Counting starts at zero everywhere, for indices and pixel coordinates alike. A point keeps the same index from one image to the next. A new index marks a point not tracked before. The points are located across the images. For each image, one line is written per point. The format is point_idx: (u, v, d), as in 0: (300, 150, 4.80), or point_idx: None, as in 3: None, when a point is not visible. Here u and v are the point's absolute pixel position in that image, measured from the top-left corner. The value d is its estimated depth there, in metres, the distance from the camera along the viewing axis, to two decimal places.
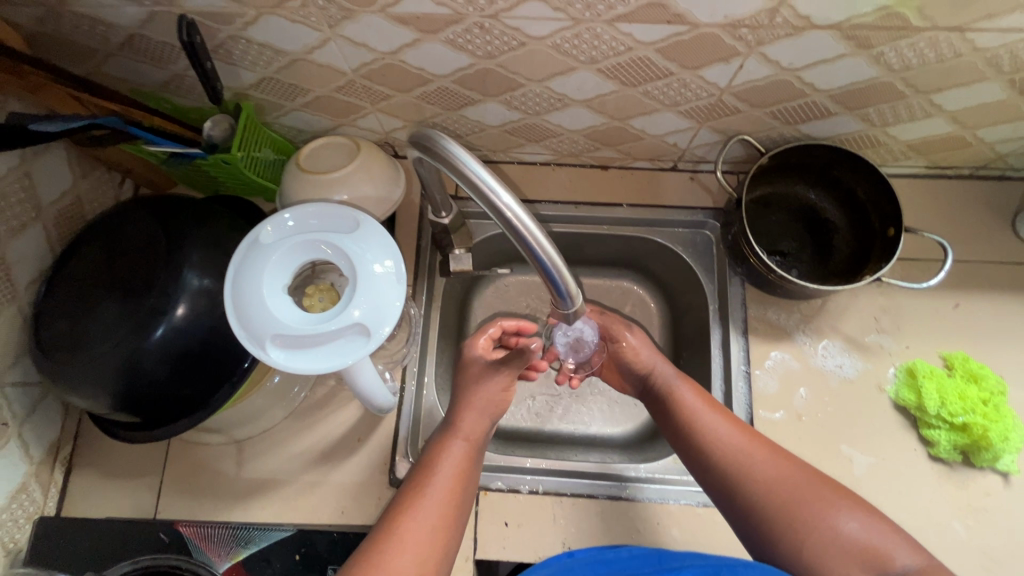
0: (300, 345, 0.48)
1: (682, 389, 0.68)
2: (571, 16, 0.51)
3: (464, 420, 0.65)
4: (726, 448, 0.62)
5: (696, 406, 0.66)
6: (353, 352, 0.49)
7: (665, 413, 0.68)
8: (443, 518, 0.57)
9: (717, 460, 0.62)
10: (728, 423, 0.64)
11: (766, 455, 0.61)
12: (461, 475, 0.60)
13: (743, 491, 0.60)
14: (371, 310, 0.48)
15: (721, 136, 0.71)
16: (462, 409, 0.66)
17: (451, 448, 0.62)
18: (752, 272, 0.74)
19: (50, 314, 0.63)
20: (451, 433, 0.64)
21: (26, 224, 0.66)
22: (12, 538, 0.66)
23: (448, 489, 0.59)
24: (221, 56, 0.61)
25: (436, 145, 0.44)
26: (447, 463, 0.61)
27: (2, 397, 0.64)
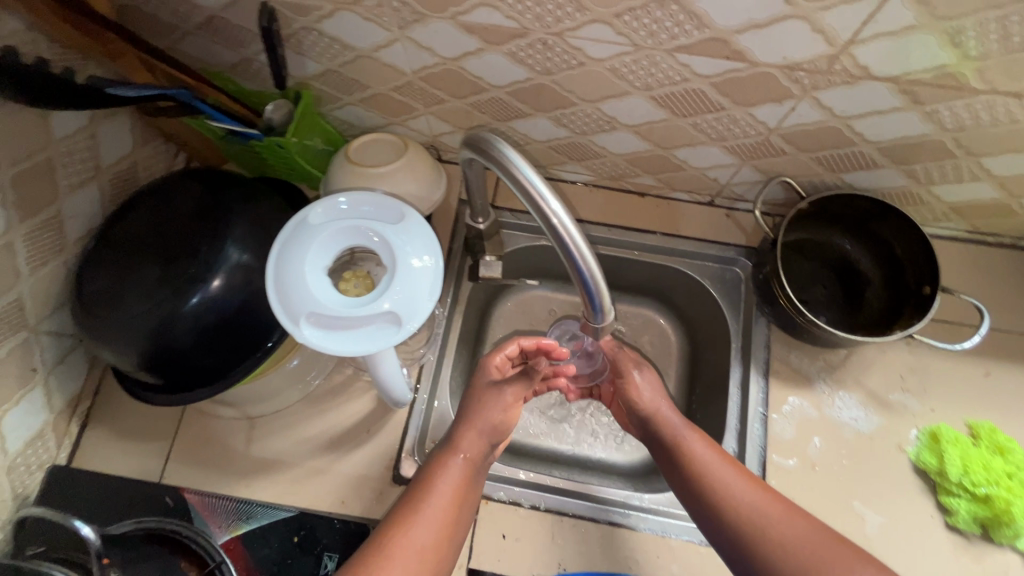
0: (333, 325, 0.49)
1: (693, 440, 0.66)
2: (633, 42, 0.53)
3: (465, 438, 0.65)
4: (740, 506, 0.61)
5: (708, 460, 0.64)
6: (381, 340, 0.49)
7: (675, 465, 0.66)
8: (440, 531, 0.59)
9: (727, 517, 0.61)
10: (741, 481, 0.62)
11: (781, 514, 0.60)
12: (458, 494, 0.62)
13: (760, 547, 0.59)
14: (404, 302, 0.49)
15: (763, 176, 0.72)
16: (464, 427, 0.66)
17: (451, 466, 0.63)
18: (780, 315, 0.73)
19: (93, 269, 0.66)
20: (452, 450, 0.65)
21: (84, 183, 0.69)
22: (22, 482, 0.67)
23: (442, 511, 0.60)
24: (292, 45, 0.64)
25: (492, 148, 0.45)
26: (444, 485, 0.62)
27: (36, 343, 0.66)
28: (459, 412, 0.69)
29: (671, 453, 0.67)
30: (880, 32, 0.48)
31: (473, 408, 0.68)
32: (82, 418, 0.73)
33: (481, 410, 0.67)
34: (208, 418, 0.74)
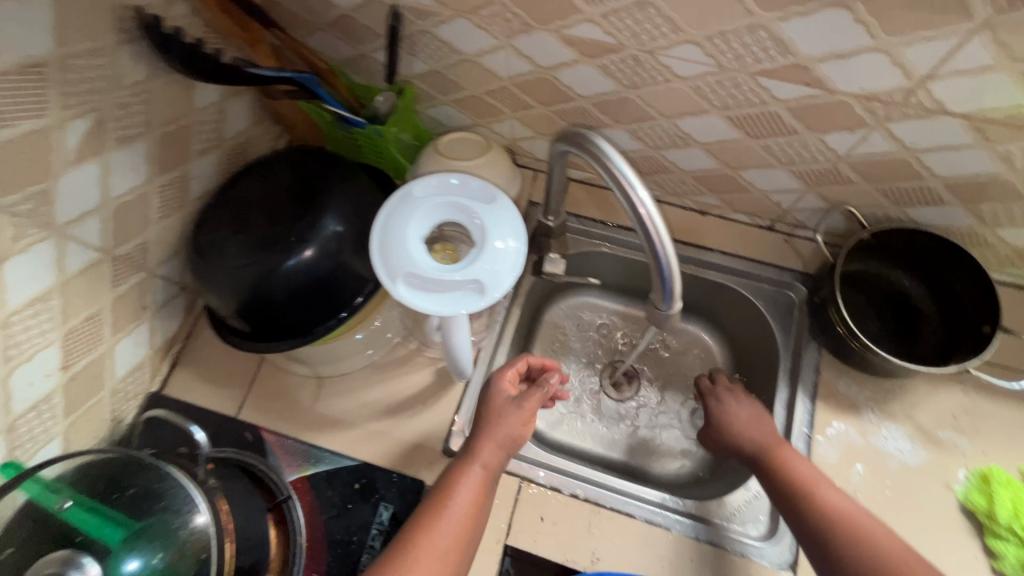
0: (422, 285, 0.54)
1: (792, 453, 0.68)
2: (719, 63, 0.58)
3: (483, 448, 0.66)
4: (844, 522, 0.62)
5: (809, 475, 0.66)
6: (460, 307, 0.55)
7: (772, 477, 0.67)
8: (457, 540, 0.60)
9: (833, 535, 0.61)
10: (843, 502, 0.63)
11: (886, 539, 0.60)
12: (478, 501, 0.63)
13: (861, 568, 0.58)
14: (490, 272, 0.55)
15: (826, 204, 0.75)
16: (482, 437, 0.67)
17: (469, 475, 0.64)
18: (832, 339, 0.75)
19: (208, 225, 0.74)
20: (471, 459, 0.65)
21: (208, 150, 0.78)
22: (119, 406, 0.75)
23: (462, 519, 0.61)
24: (407, 45, 0.72)
25: (587, 142, 0.50)
26: (463, 492, 0.63)
27: (151, 284, 0.75)
28: (476, 424, 0.69)
29: (768, 464, 0.68)
30: (958, 69, 0.52)
31: (491, 419, 0.68)
32: (173, 358, 0.81)
33: (494, 424, 0.68)
34: (282, 372, 0.81)
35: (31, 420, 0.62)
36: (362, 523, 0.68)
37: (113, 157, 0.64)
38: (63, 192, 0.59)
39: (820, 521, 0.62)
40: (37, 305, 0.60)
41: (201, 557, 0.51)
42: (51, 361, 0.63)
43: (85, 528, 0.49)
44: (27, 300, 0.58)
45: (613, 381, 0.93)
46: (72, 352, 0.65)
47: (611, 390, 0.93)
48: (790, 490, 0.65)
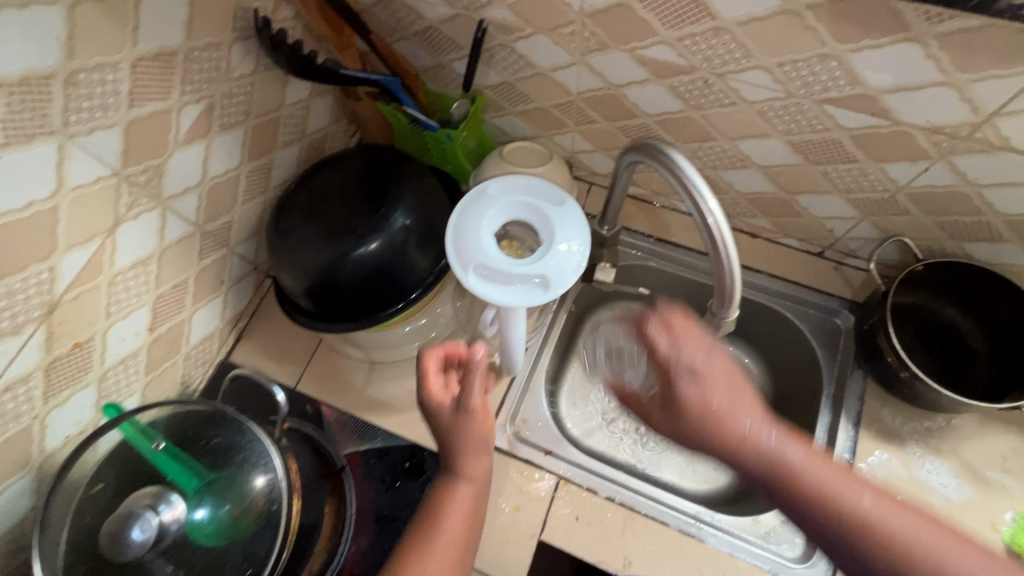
0: (491, 275, 0.58)
1: (820, 468, 0.46)
2: (787, 89, 0.61)
3: (467, 463, 0.61)
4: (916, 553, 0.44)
5: (842, 490, 0.46)
6: (526, 299, 0.58)
7: (795, 501, 0.47)
8: (453, 562, 0.58)
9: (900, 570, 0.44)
10: (905, 524, 0.44)
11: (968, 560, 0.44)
12: (470, 520, 0.60)
13: None
14: (555, 270, 0.58)
15: (880, 234, 0.76)
16: (462, 453, 0.60)
17: (458, 495, 0.60)
18: (879, 369, 0.74)
19: (287, 210, 0.80)
20: (455, 477, 0.61)
21: (291, 142, 0.85)
22: (189, 372, 0.80)
23: (449, 554, 0.57)
24: (485, 57, 0.77)
25: (659, 153, 0.54)
26: (454, 515, 0.60)
27: (230, 261, 0.81)
28: (441, 438, 0.61)
29: (784, 486, 0.46)
30: None
31: (454, 430, 0.59)
32: (238, 332, 0.87)
33: (461, 441, 0.60)
34: (338, 354, 0.85)
35: (118, 373, 0.68)
36: (409, 502, 0.71)
37: (215, 141, 0.70)
38: (172, 169, 0.66)
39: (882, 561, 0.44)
40: (138, 268, 0.66)
41: (272, 510, 0.54)
42: (141, 321, 0.69)
43: (170, 473, 0.54)
44: (131, 262, 0.65)
45: None
46: (159, 315, 0.71)
47: None
48: (834, 529, 0.45)
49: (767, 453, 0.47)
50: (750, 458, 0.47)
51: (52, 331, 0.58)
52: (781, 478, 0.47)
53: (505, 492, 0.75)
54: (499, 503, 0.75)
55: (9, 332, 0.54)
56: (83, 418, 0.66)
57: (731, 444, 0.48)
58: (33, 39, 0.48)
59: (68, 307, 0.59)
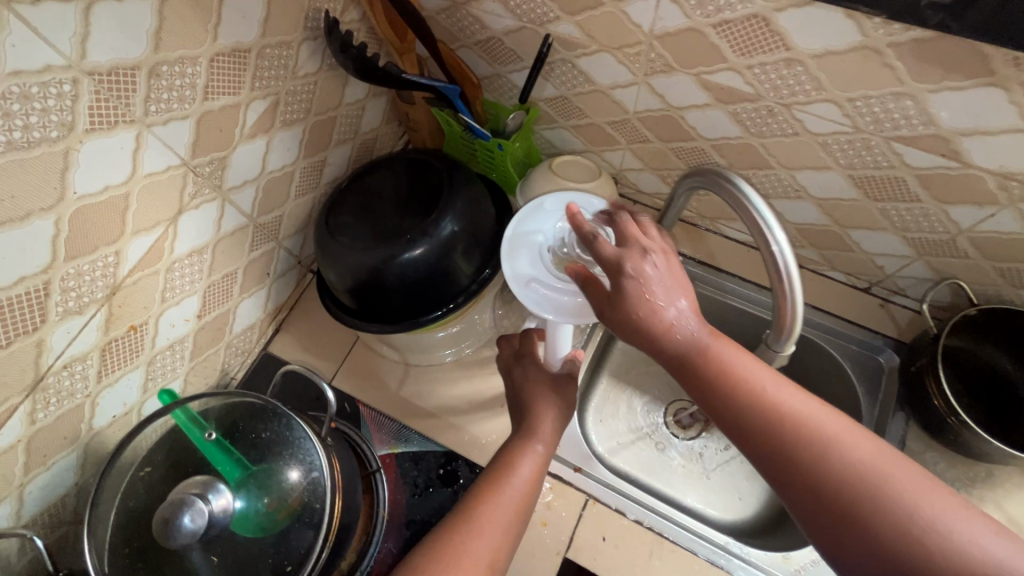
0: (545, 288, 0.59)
1: (815, 412, 0.46)
2: (855, 124, 0.60)
3: (544, 420, 0.64)
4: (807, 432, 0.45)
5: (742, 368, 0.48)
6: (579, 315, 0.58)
7: (698, 377, 0.49)
8: (517, 515, 0.56)
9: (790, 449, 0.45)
10: (909, 480, 0.42)
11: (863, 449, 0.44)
12: (536, 481, 0.60)
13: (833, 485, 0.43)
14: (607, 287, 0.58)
15: (934, 274, 0.74)
16: (539, 413, 0.64)
17: (533, 451, 0.61)
18: (922, 411, 0.73)
19: (338, 209, 0.81)
20: (530, 436, 0.62)
21: (344, 141, 0.86)
22: (229, 361, 0.81)
23: (522, 495, 0.57)
24: (545, 71, 0.77)
25: (723, 178, 0.53)
26: (524, 468, 0.59)
27: (277, 254, 0.82)
28: (524, 402, 0.67)
29: (690, 363, 0.49)
30: None
31: (537, 394, 0.66)
32: (278, 324, 0.88)
33: (542, 403, 0.65)
34: (373, 354, 0.86)
35: (165, 357, 0.70)
36: (440, 507, 0.71)
37: (276, 136, 0.72)
38: (235, 161, 0.67)
39: (885, 532, 0.41)
40: (195, 256, 0.67)
41: (314, 507, 0.54)
42: (191, 308, 0.70)
43: (218, 463, 0.55)
44: (189, 251, 0.66)
45: (679, 420, 0.95)
46: (208, 303, 0.72)
47: (675, 428, 0.95)
48: (821, 478, 0.43)
49: (763, 394, 0.47)
50: (747, 397, 0.47)
51: (112, 313, 0.60)
52: (772, 420, 0.46)
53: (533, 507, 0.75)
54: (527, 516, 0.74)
55: (74, 312, 0.56)
56: (130, 399, 0.67)
57: (720, 377, 0.48)
58: (125, 31, 0.50)
59: (128, 290, 0.60)
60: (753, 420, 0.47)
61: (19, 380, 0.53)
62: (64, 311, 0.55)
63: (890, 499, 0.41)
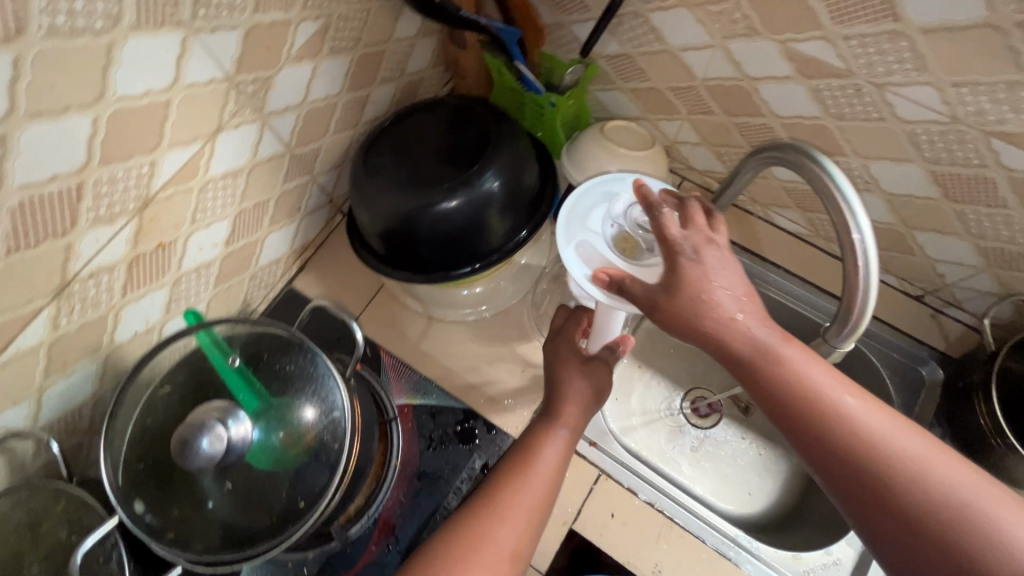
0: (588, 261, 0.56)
1: (880, 418, 0.46)
2: (953, 114, 0.55)
3: (567, 404, 0.62)
4: (873, 438, 0.45)
5: (809, 371, 0.48)
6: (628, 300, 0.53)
7: (764, 377, 0.48)
8: (541, 501, 0.55)
9: (858, 456, 0.45)
10: (981, 487, 0.42)
11: (932, 456, 0.44)
12: (560, 465, 0.59)
13: (904, 494, 0.43)
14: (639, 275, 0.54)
15: (999, 289, 0.70)
16: (563, 398, 0.63)
17: (555, 436, 0.60)
18: (964, 428, 0.69)
19: (378, 149, 0.78)
20: (554, 419, 0.62)
21: (390, 79, 0.81)
22: (252, 293, 0.80)
23: (549, 477, 0.57)
24: (612, 25, 0.72)
25: (806, 156, 0.49)
26: (547, 452, 0.59)
27: (310, 188, 0.79)
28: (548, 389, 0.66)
29: (757, 361, 0.48)
30: None
31: (562, 380, 0.65)
32: (302, 263, 0.86)
33: (569, 389, 0.64)
34: (396, 304, 0.84)
35: (191, 279, 0.68)
36: (452, 464, 0.70)
37: (323, 64, 0.68)
38: (279, 84, 0.64)
39: (959, 544, 0.40)
40: (229, 179, 0.65)
41: (331, 447, 0.53)
42: (221, 233, 0.68)
43: (238, 391, 0.54)
44: (223, 172, 0.63)
45: (696, 409, 0.93)
46: (237, 230, 0.70)
47: (691, 415, 0.93)
48: (889, 484, 0.43)
49: (831, 402, 0.47)
50: (807, 399, 0.47)
51: (142, 227, 0.58)
52: (839, 423, 0.46)
53: None
54: None
55: (104, 220, 0.54)
56: (152, 317, 0.66)
57: (785, 379, 0.47)
58: None
59: (160, 206, 0.58)
60: (822, 427, 0.46)
61: (45, 283, 0.52)
62: (95, 218, 0.53)
63: (957, 507, 0.41)
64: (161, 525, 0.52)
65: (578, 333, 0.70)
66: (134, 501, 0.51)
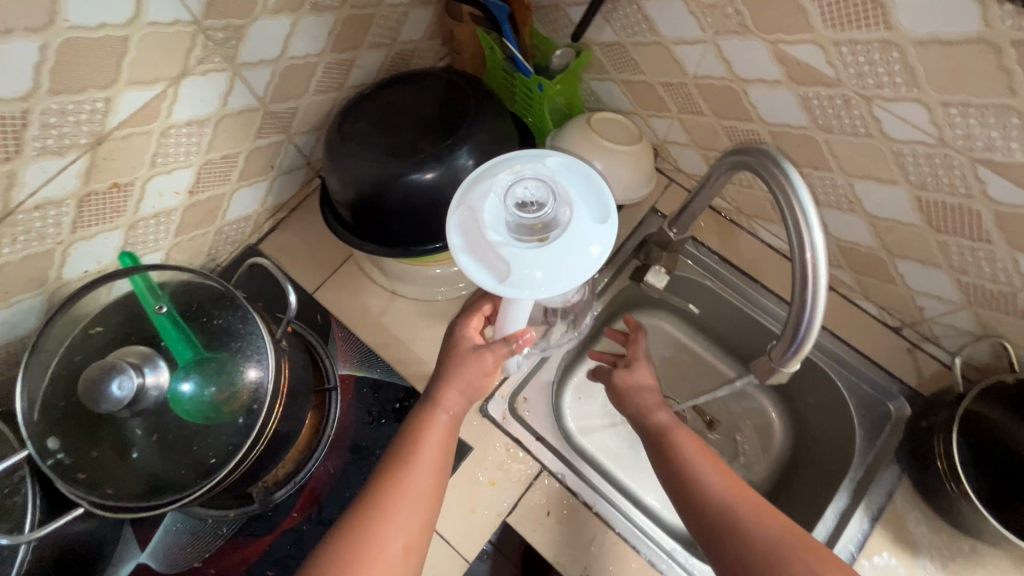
0: (495, 267, 0.45)
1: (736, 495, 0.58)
2: (941, 136, 0.52)
3: (444, 395, 0.58)
4: (725, 507, 0.57)
5: (692, 455, 0.61)
6: (562, 283, 0.44)
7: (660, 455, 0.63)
8: (431, 489, 0.56)
9: (713, 517, 0.57)
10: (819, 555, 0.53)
11: (773, 524, 0.56)
12: (445, 450, 0.58)
13: (743, 550, 0.55)
14: (547, 274, 0.44)
15: (979, 329, 0.66)
16: (445, 383, 0.59)
17: (434, 424, 0.58)
18: (922, 469, 0.66)
19: (356, 115, 0.76)
20: (433, 405, 0.59)
21: (380, 45, 0.79)
22: (216, 248, 0.79)
23: (433, 467, 0.57)
24: (607, 10, 0.69)
25: (771, 163, 0.46)
26: (428, 443, 0.58)
27: (285, 148, 0.77)
28: (440, 366, 0.61)
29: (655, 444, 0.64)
30: None
31: (449, 364, 0.60)
32: (275, 223, 0.84)
33: (455, 372, 0.59)
34: (362, 275, 0.82)
35: (148, 225, 0.67)
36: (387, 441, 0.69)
37: (303, 20, 0.66)
38: (253, 35, 0.62)
39: None
40: (193, 126, 0.63)
41: (255, 406, 0.52)
42: (182, 182, 0.67)
43: (167, 339, 0.54)
44: (188, 119, 0.62)
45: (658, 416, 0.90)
46: (202, 181, 0.69)
47: None
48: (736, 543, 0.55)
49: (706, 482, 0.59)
50: (682, 475, 0.60)
51: (94, 164, 0.57)
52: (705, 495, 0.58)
53: (484, 464, 0.73)
54: (476, 472, 0.72)
55: (53, 151, 0.53)
56: (104, 258, 0.65)
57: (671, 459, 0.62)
58: None
59: (114, 144, 0.57)
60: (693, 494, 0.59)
61: None
62: (42, 149, 0.52)
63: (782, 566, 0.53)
64: (71, 465, 0.51)
65: (478, 319, 0.62)
66: (49, 438, 0.51)
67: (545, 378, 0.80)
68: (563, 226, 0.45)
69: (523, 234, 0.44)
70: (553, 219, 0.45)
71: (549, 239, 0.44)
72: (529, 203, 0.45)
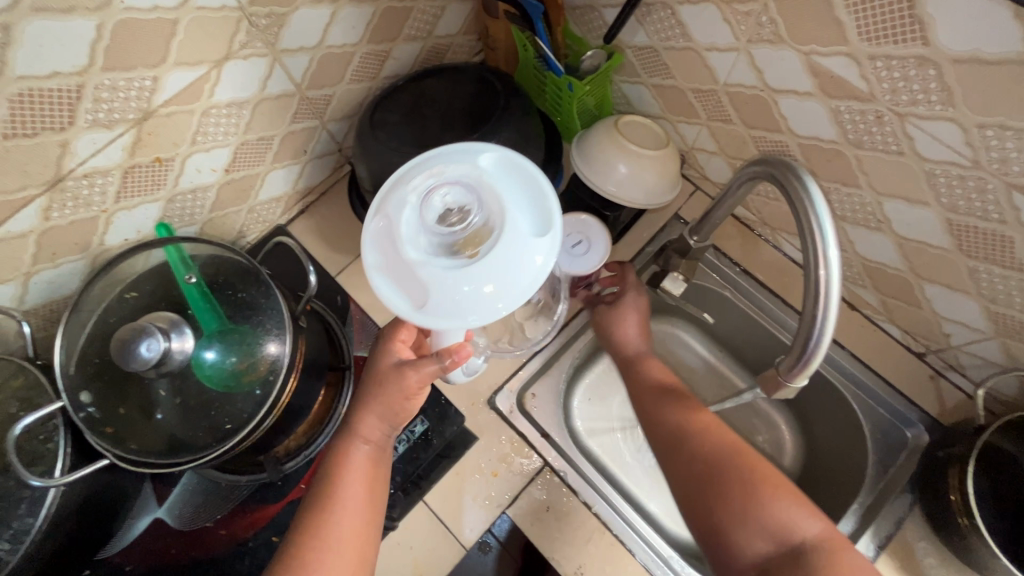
0: (419, 283, 0.45)
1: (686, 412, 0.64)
2: (975, 159, 0.50)
3: (363, 429, 0.59)
4: (676, 424, 0.63)
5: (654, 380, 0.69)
6: (491, 303, 0.45)
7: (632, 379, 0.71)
8: (359, 523, 0.58)
9: (665, 432, 0.63)
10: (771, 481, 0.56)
11: (719, 439, 0.60)
12: (370, 480, 0.59)
13: (685, 456, 0.60)
14: (478, 294, 0.45)
15: (1006, 361, 0.64)
16: (363, 411, 0.59)
17: (354, 456, 0.59)
18: (934, 500, 0.64)
19: (388, 105, 0.77)
20: (352, 438, 0.59)
21: (416, 38, 0.81)
22: (247, 225, 0.82)
23: (359, 501, 0.58)
24: (641, 13, 0.69)
25: (791, 177, 0.45)
26: (349, 479, 0.58)
27: (318, 134, 0.80)
28: (361, 390, 0.61)
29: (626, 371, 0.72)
30: None
31: (368, 395, 0.59)
32: (305, 205, 0.87)
33: (373, 403, 0.58)
34: None
35: (186, 199, 0.71)
36: None
37: (342, 10, 0.68)
38: (294, 23, 0.64)
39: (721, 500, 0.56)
40: (233, 108, 0.66)
41: (272, 376, 0.55)
42: (220, 160, 0.70)
43: (195, 308, 0.57)
44: (228, 100, 0.65)
45: None
46: (238, 161, 0.72)
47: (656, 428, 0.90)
48: (682, 456, 0.60)
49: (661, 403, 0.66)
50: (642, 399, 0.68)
51: (139, 139, 0.60)
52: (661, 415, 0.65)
53: (488, 455, 0.74)
54: (480, 462, 0.73)
55: (102, 124, 0.56)
56: (144, 228, 0.69)
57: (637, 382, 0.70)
58: None
59: (159, 121, 0.60)
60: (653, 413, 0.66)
61: (39, 174, 0.55)
62: (93, 122, 0.55)
63: (723, 480, 0.57)
64: (101, 419, 0.54)
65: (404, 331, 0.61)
66: (82, 391, 0.55)
67: (556, 377, 0.81)
68: (495, 236, 0.45)
69: (452, 251, 0.45)
70: (477, 231, 0.45)
71: (474, 254, 0.45)
72: (452, 212, 0.44)
